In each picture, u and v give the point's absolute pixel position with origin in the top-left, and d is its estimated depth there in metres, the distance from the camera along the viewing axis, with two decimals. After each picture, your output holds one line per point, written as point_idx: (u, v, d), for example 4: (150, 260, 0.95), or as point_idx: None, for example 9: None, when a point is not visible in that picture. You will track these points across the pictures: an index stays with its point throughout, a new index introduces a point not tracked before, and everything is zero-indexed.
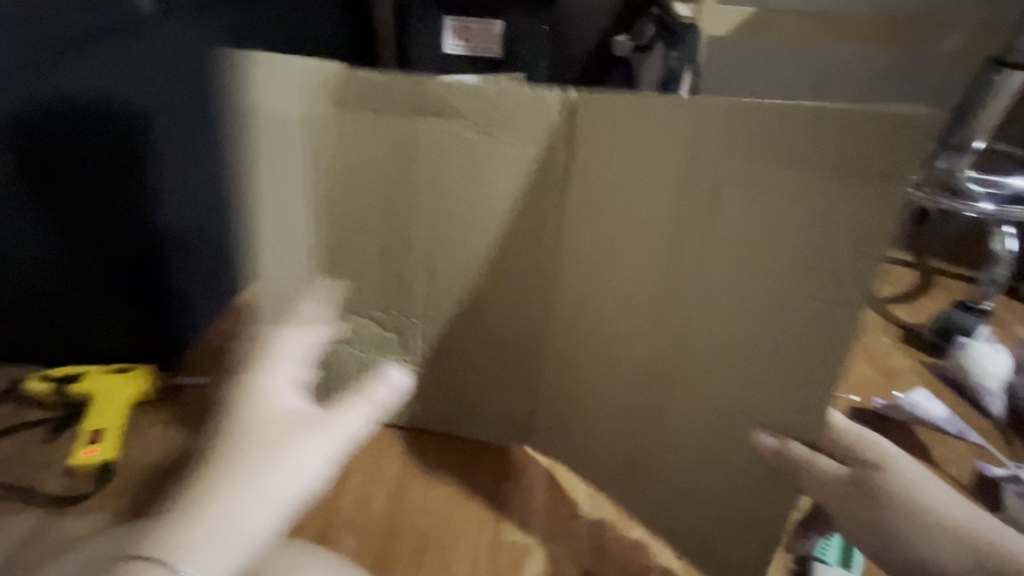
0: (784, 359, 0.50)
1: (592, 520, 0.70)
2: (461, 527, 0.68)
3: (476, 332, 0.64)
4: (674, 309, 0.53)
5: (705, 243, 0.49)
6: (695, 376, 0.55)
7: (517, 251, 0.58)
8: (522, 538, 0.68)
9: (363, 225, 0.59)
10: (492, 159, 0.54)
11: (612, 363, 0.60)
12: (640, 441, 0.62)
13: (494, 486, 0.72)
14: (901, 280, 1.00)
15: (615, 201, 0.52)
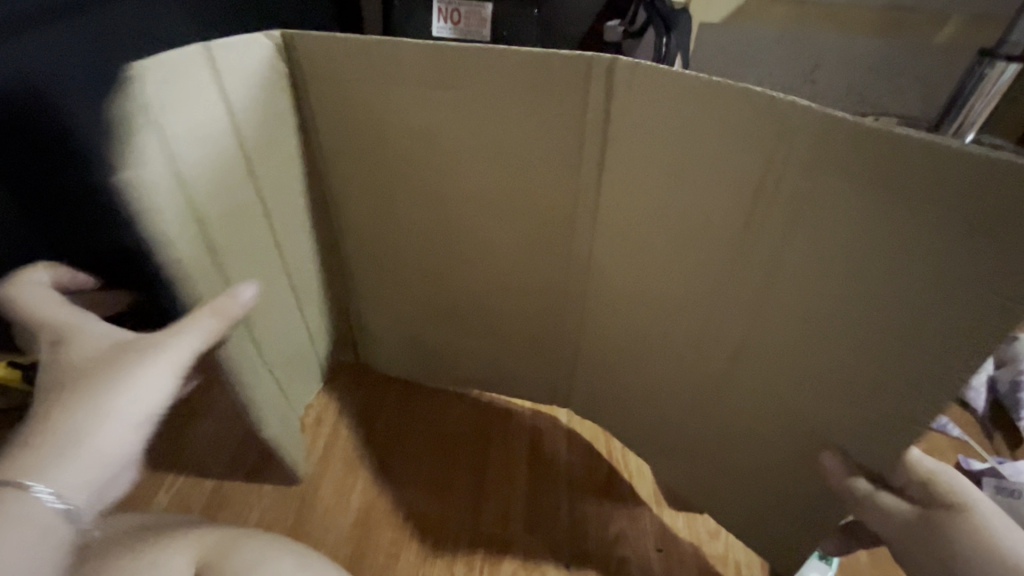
0: (837, 372, 0.47)
1: (571, 513, 0.70)
2: (441, 519, 0.69)
3: (518, 298, 0.68)
4: (703, 294, 0.54)
5: (733, 234, 0.50)
6: (733, 364, 0.56)
7: (560, 229, 0.61)
8: (501, 532, 0.68)
9: (412, 194, 0.63)
10: (537, 140, 0.55)
11: (652, 338, 0.62)
12: (672, 413, 0.65)
13: (478, 478, 0.72)
14: None
15: (643, 186, 0.54)
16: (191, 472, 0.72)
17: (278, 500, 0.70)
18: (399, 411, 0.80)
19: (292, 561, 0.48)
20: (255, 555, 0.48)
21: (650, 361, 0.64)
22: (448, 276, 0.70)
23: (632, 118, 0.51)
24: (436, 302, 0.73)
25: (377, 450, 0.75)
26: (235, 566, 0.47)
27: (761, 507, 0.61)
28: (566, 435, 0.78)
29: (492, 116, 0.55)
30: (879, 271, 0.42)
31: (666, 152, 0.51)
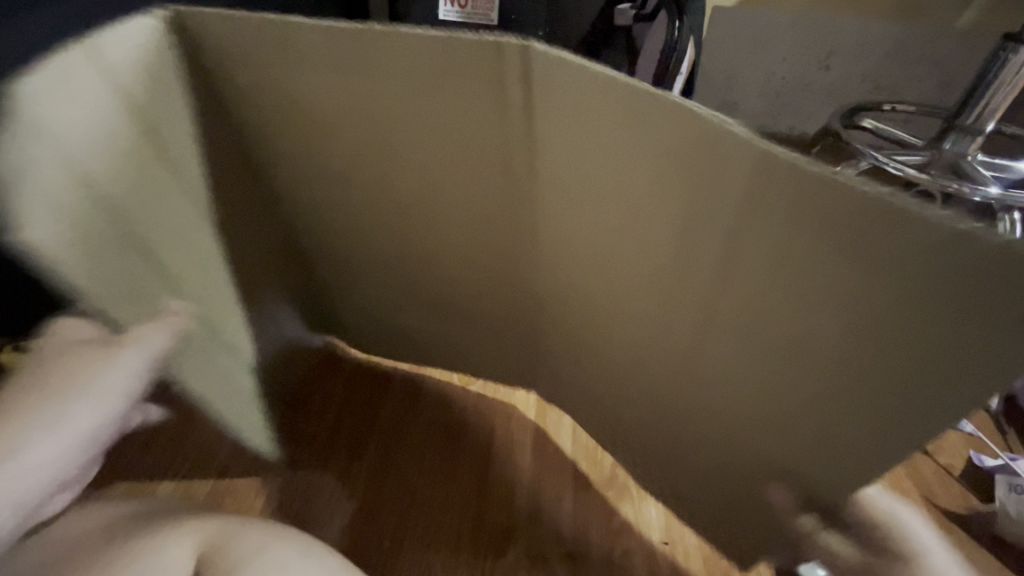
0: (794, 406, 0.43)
1: (575, 503, 0.69)
2: (444, 508, 0.69)
3: (481, 292, 0.65)
4: (659, 307, 0.49)
5: (676, 253, 0.44)
6: (692, 383, 0.51)
7: (505, 230, 0.57)
8: (505, 522, 0.68)
9: (352, 191, 0.58)
10: (459, 138, 0.50)
11: (615, 348, 0.58)
12: (643, 421, 0.62)
13: (482, 466, 0.72)
14: None
15: (586, 190, 0.48)
16: (195, 458, 0.72)
17: (283, 488, 0.70)
18: (403, 401, 0.79)
19: (292, 548, 0.48)
20: (256, 545, 0.48)
21: (616, 366, 0.60)
22: (414, 273, 0.66)
23: (563, 119, 0.45)
24: (409, 294, 0.69)
25: (381, 439, 0.75)
26: (235, 555, 0.47)
27: (722, 523, 0.58)
28: (571, 426, 0.77)
29: (408, 110, 0.49)
30: (831, 305, 0.36)
31: (608, 159, 0.44)
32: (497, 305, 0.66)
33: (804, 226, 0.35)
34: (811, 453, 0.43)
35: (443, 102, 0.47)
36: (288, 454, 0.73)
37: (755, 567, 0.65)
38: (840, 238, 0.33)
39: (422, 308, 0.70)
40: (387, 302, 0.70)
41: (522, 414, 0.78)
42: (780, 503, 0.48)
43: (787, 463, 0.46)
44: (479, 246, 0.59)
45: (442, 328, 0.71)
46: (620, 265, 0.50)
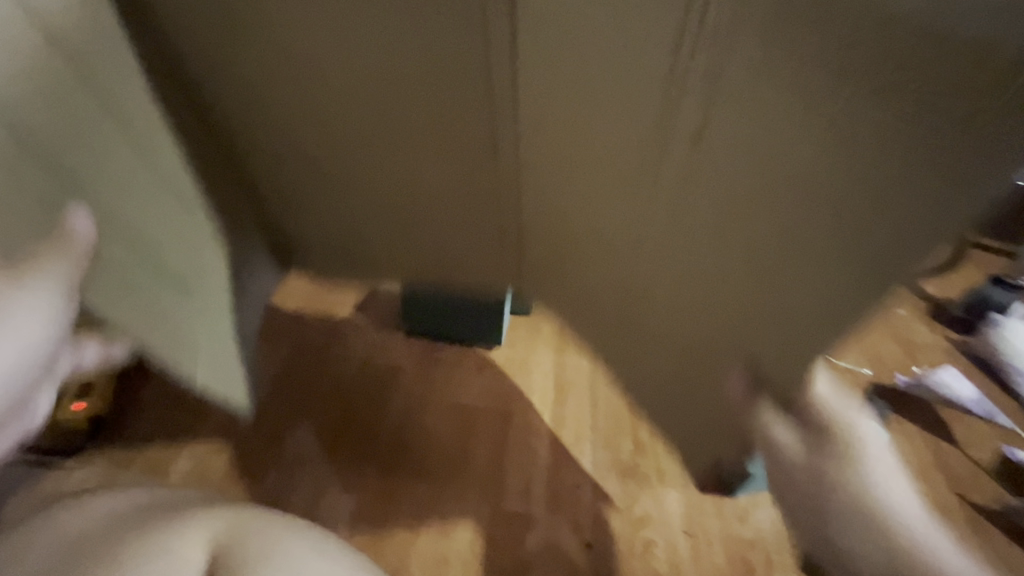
0: (761, 330, 0.36)
1: (596, 492, 0.68)
2: (460, 494, 0.67)
3: (444, 255, 0.58)
4: (624, 248, 0.44)
5: (661, 199, 0.38)
6: (673, 329, 0.44)
7: (473, 198, 0.50)
8: (523, 509, 0.66)
9: (295, 153, 0.49)
10: (427, 104, 0.41)
11: (585, 279, 0.54)
12: (608, 327, 0.56)
13: (499, 451, 0.70)
14: None
15: (570, 136, 0.41)
16: (205, 439, 0.71)
17: (296, 471, 0.69)
18: (415, 377, 0.77)
19: (306, 545, 0.47)
20: (270, 541, 0.46)
21: (582, 280, 0.55)
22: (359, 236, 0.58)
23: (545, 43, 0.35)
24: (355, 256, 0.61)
25: (397, 420, 0.73)
26: (246, 554, 0.45)
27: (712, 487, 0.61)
28: (595, 410, 0.74)
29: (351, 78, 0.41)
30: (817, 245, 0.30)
31: (591, 90, 0.36)
32: (444, 265, 0.59)
33: (797, 153, 0.29)
34: (775, 330, 0.35)
35: (411, 41, 0.38)
36: (301, 437, 0.72)
37: (776, 558, 0.64)
38: (858, 160, 0.27)
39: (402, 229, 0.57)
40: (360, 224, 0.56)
41: (536, 396, 0.75)
42: (730, 390, 0.40)
43: (746, 353, 0.38)
44: (446, 220, 0.53)
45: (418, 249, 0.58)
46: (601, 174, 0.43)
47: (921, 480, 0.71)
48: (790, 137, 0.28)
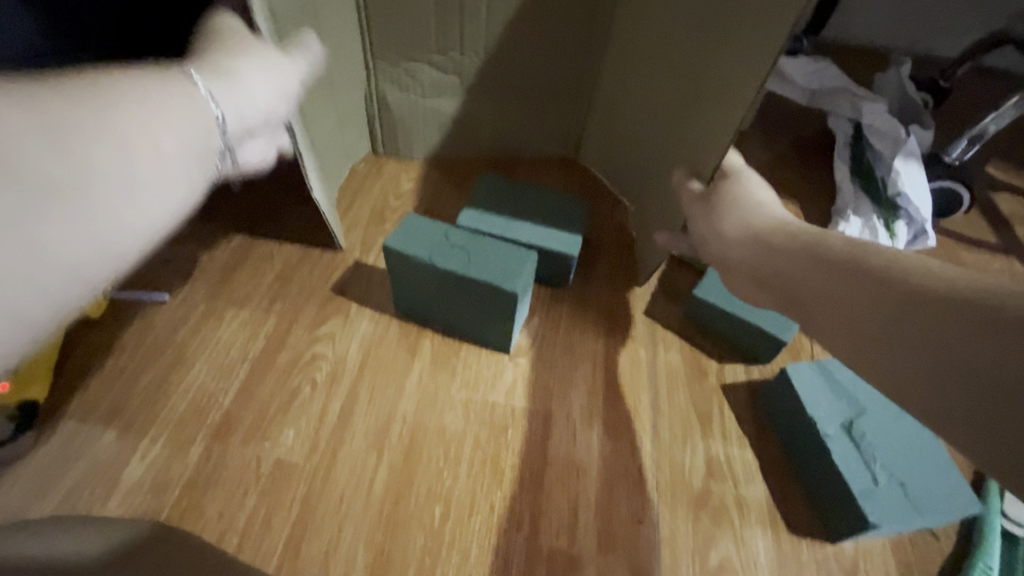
0: (699, 131, 0.61)
1: (659, 523, 0.54)
2: (489, 522, 0.53)
3: (509, 124, 0.84)
4: (666, 104, 0.68)
5: (695, 72, 0.62)
6: (684, 135, 0.65)
7: (556, 107, 0.82)
8: (569, 545, 0.52)
9: (348, 112, 0.75)
10: (521, 59, 0.76)
11: (628, 129, 0.76)
12: (633, 161, 0.77)
13: (538, 465, 0.56)
14: None
15: (631, 51, 0.72)
16: (168, 430, 0.57)
17: (282, 479, 0.54)
18: (433, 368, 0.63)
19: None
20: None
21: (644, 123, 0.73)
22: (484, 120, 0.83)
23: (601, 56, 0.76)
24: (488, 147, 0.87)
25: (409, 418, 0.59)
26: None
27: None
28: (651, 417, 0.60)
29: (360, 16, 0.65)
30: (717, 100, 0.58)
31: (660, 40, 0.67)
32: (527, 140, 0.86)
33: (722, 69, 0.57)
34: (700, 126, 0.61)
35: (647, 31, 0.69)
36: (287, 436, 0.57)
37: None
38: (742, 74, 0.54)
39: (524, 104, 0.81)
40: (501, 115, 0.82)
41: (580, 395, 0.61)
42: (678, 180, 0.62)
43: (714, 140, 0.58)
44: (541, 119, 0.84)
45: (519, 140, 0.86)
46: (652, 48, 0.68)
47: None
48: (697, 105, 0.62)
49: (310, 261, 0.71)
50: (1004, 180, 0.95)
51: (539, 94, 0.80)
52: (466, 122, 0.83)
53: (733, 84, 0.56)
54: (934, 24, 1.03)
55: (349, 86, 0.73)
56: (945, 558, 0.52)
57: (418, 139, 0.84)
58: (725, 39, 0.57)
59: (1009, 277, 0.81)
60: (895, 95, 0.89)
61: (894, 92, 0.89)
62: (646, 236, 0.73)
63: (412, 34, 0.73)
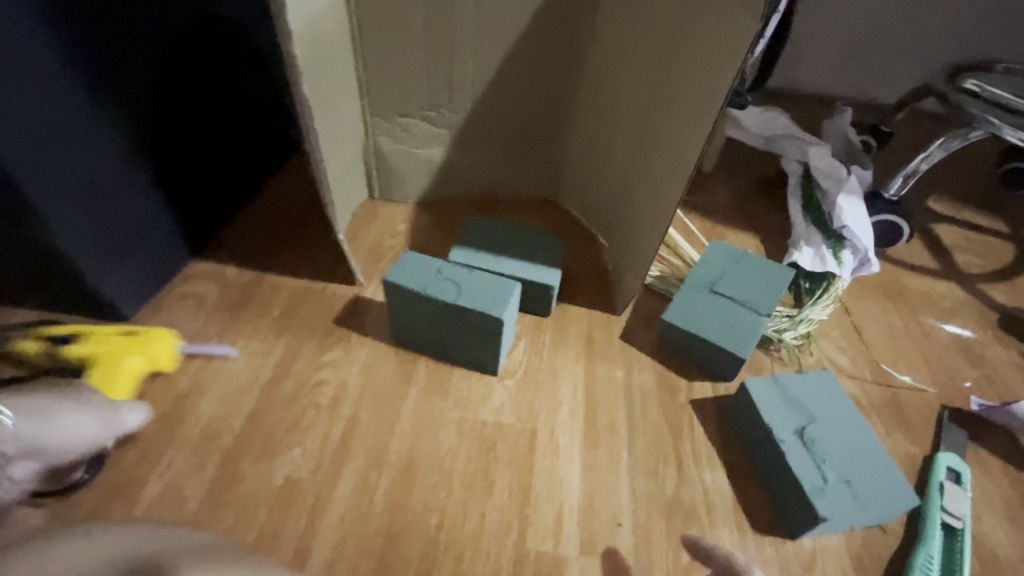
0: (664, 172, 0.70)
1: (635, 527, 0.59)
2: (479, 531, 0.58)
3: (494, 169, 0.93)
4: (635, 150, 0.76)
5: (659, 121, 0.70)
6: (651, 176, 0.73)
7: (537, 152, 0.91)
8: (553, 549, 0.57)
9: (349, 160, 0.84)
10: (501, 111, 0.85)
11: (602, 172, 0.85)
12: (608, 202, 0.85)
13: (525, 476, 0.62)
14: (990, 255, 0.99)
15: (601, 103, 0.81)
16: (183, 453, 0.61)
17: (288, 496, 0.59)
18: (427, 392, 0.68)
19: None
20: None
21: (616, 166, 0.81)
22: (468, 164, 0.91)
23: (573, 108, 0.86)
24: (477, 189, 0.95)
25: (405, 437, 0.64)
26: None
27: None
28: (627, 433, 0.66)
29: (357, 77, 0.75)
30: (678, 144, 0.66)
31: (625, 96, 0.76)
32: (510, 182, 0.95)
33: (680, 119, 0.66)
34: (665, 168, 0.69)
35: (614, 86, 0.78)
36: (293, 457, 0.62)
37: None
38: (697, 122, 0.63)
39: (505, 150, 0.90)
40: (487, 160, 0.91)
41: (562, 413, 0.67)
42: None
43: (677, 179, 0.66)
44: (523, 162, 0.92)
45: (503, 182, 0.94)
46: (614, 100, 0.78)
47: (1009, 518, 0.62)
48: (661, 150, 0.70)
49: (314, 297, 0.77)
50: (944, 213, 1.05)
51: (520, 140, 0.89)
52: (453, 169, 0.91)
53: (690, 131, 0.64)
54: (874, 76, 1.15)
55: (348, 137, 0.82)
56: (893, 553, 0.58)
57: (413, 183, 0.92)
58: (681, 90, 0.66)
59: (950, 299, 0.89)
60: (839, 136, 1.00)
61: (837, 135, 1.00)
62: (621, 269, 0.81)
63: (404, 90, 0.82)
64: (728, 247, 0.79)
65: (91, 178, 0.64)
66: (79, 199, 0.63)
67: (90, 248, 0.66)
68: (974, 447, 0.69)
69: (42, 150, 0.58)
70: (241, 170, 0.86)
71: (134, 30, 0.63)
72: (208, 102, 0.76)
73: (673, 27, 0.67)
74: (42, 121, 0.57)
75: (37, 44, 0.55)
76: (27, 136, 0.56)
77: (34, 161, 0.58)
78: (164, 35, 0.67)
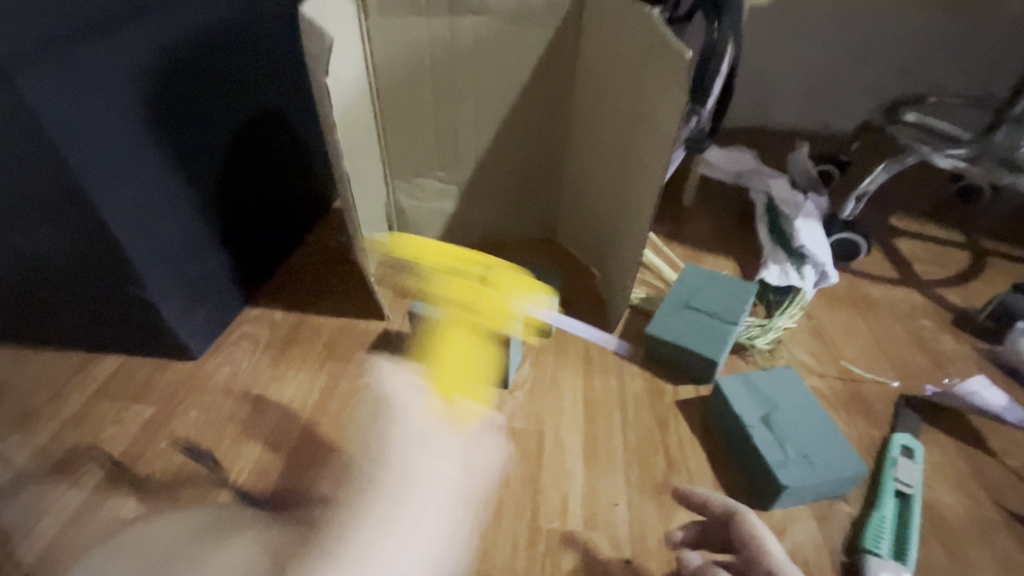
0: (635, 208, 0.84)
1: (630, 507, 0.70)
2: (499, 514, 0.69)
3: (498, 215, 1.08)
4: (612, 192, 0.91)
5: (627, 168, 0.85)
6: (626, 213, 0.87)
7: (533, 199, 1.06)
8: (561, 527, 0.68)
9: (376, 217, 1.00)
10: (500, 167, 1.01)
11: (589, 211, 0.99)
12: (596, 237, 0.99)
13: (533, 467, 0.73)
14: (948, 263, 1.10)
15: (582, 156, 0.97)
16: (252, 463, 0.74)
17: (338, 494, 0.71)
18: (450, 405, 0.81)
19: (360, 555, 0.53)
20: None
21: (599, 206, 0.96)
22: (476, 212, 1.06)
23: (561, 161, 1.01)
24: (485, 233, 1.10)
25: None
26: None
27: None
28: (621, 430, 0.77)
29: None
30: (642, 185, 0.81)
31: (600, 149, 0.92)
32: (513, 226, 1.10)
33: (641, 166, 0.81)
34: (635, 205, 0.84)
35: (592, 141, 0.93)
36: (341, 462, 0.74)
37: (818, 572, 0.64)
38: (654, 168, 0.77)
39: (506, 199, 1.06)
40: (492, 208, 1.06)
41: (565, 416, 0.79)
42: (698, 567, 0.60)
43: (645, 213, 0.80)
44: (524, 208, 1.07)
45: (507, 226, 1.09)
46: (592, 153, 0.94)
47: (957, 486, 0.72)
48: (631, 190, 0.85)
49: (352, 331, 0.91)
50: (904, 228, 1.17)
51: (519, 190, 1.05)
52: (464, 218, 1.07)
53: (650, 174, 0.78)
54: (831, 111, 1.30)
55: (376, 198, 0.98)
56: (853, 518, 0.68)
57: (430, 232, 1.07)
58: (640, 142, 0.81)
59: (911, 304, 1.00)
60: (799, 169, 1.14)
61: (797, 167, 1.14)
62: (611, 293, 0.94)
63: (419, 156, 0.99)
64: (700, 269, 0.92)
65: (175, 246, 0.80)
66: (167, 263, 0.79)
67: (171, 302, 0.81)
68: (930, 428, 0.78)
69: (143, 227, 0.75)
70: (285, 229, 1.02)
71: (209, 129, 0.81)
72: (260, 178, 0.93)
73: (629, 92, 0.81)
74: (144, 205, 0.74)
75: (144, 148, 0.72)
76: (133, 217, 0.73)
77: (138, 236, 0.74)
78: (229, 129, 0.84)
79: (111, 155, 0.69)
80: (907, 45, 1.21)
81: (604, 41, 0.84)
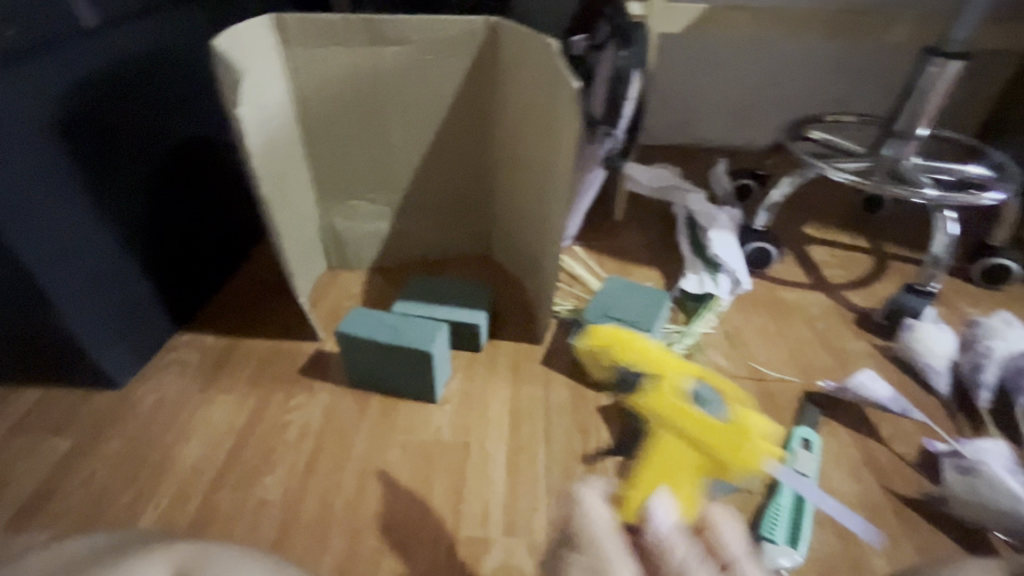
0: (551, 225, 0.88)
1: (549, 511, 0.72)
2: (422, 525, 0.70)
3: (432, 235, 1.11)
4: (533, 210, 0.95)
5: (543, 187, 0.90)
6: (546, 230, 0.91)
7: (465, 219, 1.10)
8: (482, 534, 0.70)
9: (308, 240, 1.02)
10: (430, 189, 1.04)
11: (516, 229, 1.03)
12: (524, 253, 1.03)
13: (457, 478, 0.75)
14: (854, 267, 1.18)
15: (507, 176, 1.01)
16: (174, 489, 0.74)
17: (261, 515, 0.71)
18: (379, 421, 0.82)
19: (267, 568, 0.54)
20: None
21: (524, 223, 1.00)
22: (409, 232, 1.09)
23: (489, 182, 1.06)
24: (420, 252, 1.13)
25: (360, 458, 0.77)
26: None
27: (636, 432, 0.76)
28: (544, 437, 0.80)
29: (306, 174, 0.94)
30: (555, 203, 0.86)
31: (520, 169, 0.96)
32: (447, 245, 1.13)
33: (552, 184, 0.86)
34: (551, 222, 0.88)
35: (513, 162, 0.98)
36: (266, 483, 0.74)
37: None
38: (564, 186, 0.82)
39: (438, 219, 1.09)
40: (425, 228, 1.09)
41: (492, 427, 0.82)
42: None
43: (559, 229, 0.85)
44: (456, 228, 1.11)
45: (441, 246, 1.13)
46: (515, 173, 0.98)
47: (853, 474, 0.77)
48: (548, 208, 0.89)
49: (283, 353, 0.92)
50: (816, 237, 1.26)
51: (450, 210, 1.08)
52: (398, 238, 1.09)
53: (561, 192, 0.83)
54: (747, 129, 1.40)
55: (307, 222, 1.00)
56: (755, 509, 0.72)
57: (365, 253, 1.09)
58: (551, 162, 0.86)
59: (819, 306, 1.07)
60: (716, 185, 1.23)
61: (715, 183, 1.22)
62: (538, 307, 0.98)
63: (348, 180, 1.01)
64: (620, 282, 0.97)
65: (99, 275, 0.80)
66: (89, 293, 0.79)
67: (95, 331, 0.81)
68: (829, 420, 0.84)
69: (63, 257, 0.74)
70: (217, 255, 1.02)
71: (132, 159, 0.82)
72: (189, 206, 0.93)
73: (540, 116, 0.86)
74: (64, 234, 0.74)
75: (63, 178, 0.73)
76: (53, 247, 0.73)
77: (59, 267, 0.74)
78: (154, 158, 0.85)
79: (26, 186, 0.69)
80: (810, 69, 1.31)
81: (517, 69, 0.89)
